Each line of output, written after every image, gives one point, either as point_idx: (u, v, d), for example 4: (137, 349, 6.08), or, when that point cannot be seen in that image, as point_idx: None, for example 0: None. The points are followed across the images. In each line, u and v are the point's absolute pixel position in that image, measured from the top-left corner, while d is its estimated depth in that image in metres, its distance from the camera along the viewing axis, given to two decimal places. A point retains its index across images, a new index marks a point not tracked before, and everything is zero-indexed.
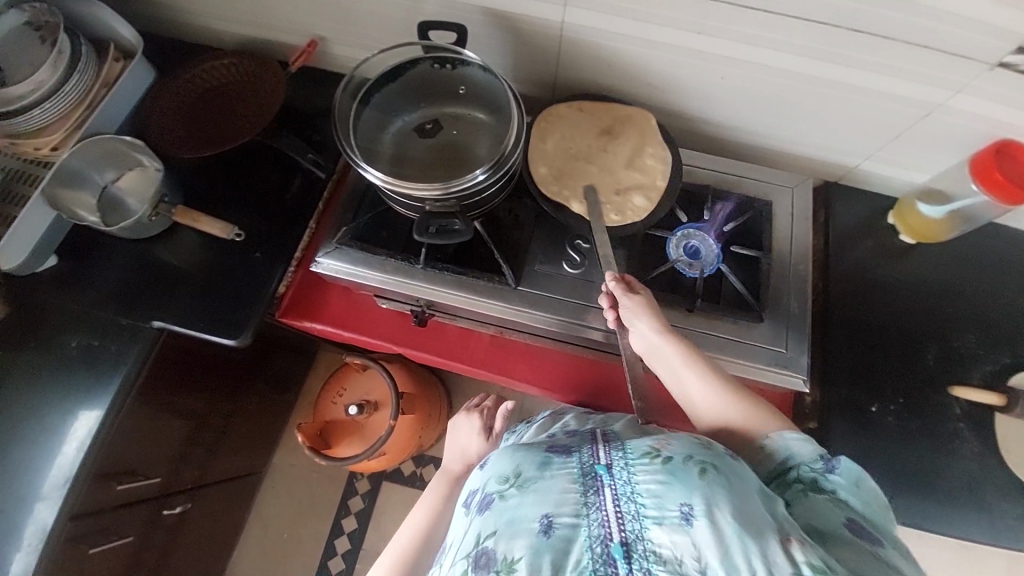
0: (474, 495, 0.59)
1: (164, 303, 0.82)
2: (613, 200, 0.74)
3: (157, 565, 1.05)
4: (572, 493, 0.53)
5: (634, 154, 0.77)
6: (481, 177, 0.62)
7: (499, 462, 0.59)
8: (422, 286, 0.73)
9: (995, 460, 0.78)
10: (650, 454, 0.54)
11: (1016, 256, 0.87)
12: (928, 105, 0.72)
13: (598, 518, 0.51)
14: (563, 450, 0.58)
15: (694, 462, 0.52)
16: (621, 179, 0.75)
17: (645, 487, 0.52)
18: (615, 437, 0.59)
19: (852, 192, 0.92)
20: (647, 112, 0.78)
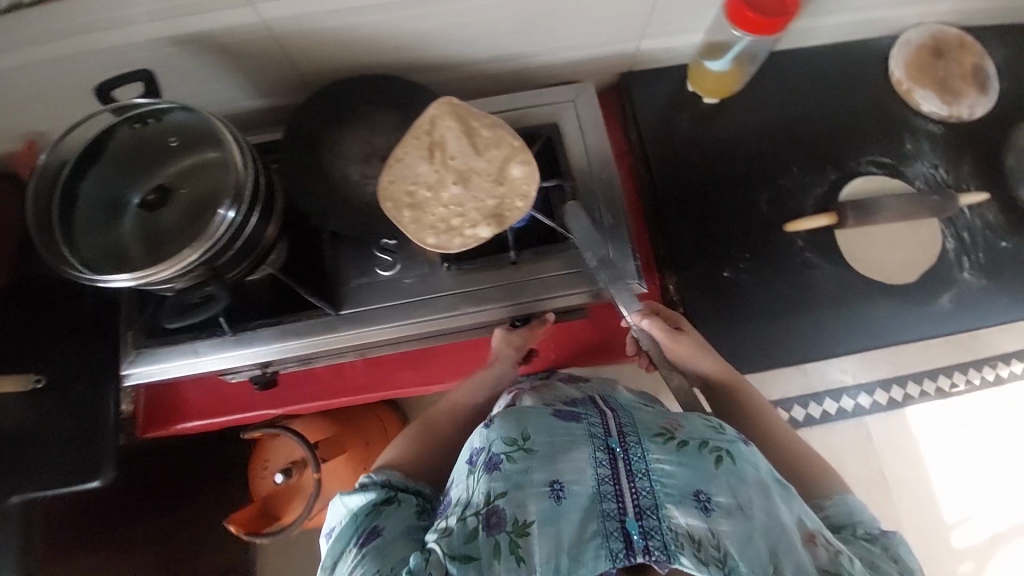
0: (478, 455, 0.56)
1: (1, 480, 0.73)
2: (474, 203, 0.66)
3: None
4: (585, 463, 0.53)
5: (469, 137, 0.67)
6: (230, 215, 0.57)
7: (501, 425, 0.56)
8: (247, 350, 0.69)
9: (848, 273, 0.82)
10: (662, 434, 0.55)
11: (808, 77, 0.89)
12: None
13: (613, 492, 0.51)
14: (570, 416, 0.57)
15: (708, 450, 0.54)
16: (471, 174, 0.66)
17: (661, 467, 0.52)
18: (624, 411, 0.59)
19: (649, 73, 0.89)
20: (446, 95, 0.67)
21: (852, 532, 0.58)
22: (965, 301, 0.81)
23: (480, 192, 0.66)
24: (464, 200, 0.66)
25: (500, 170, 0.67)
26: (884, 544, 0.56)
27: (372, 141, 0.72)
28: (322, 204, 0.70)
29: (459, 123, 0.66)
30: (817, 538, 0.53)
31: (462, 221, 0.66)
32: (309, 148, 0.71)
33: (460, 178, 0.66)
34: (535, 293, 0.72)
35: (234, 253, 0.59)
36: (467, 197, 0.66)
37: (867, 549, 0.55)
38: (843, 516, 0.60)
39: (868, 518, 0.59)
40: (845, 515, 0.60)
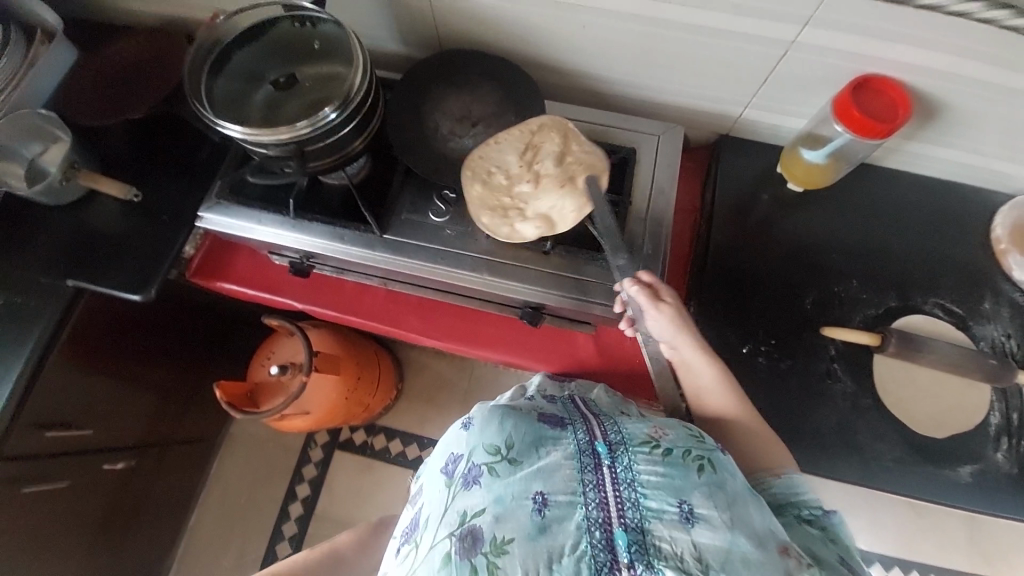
0: (458, 464, 0.63)
1: (75, 264, 0.86)
2: (536, 208, 0.73)
3: (106, 520, 1.11)
4: (570, 473, 0.59)
5: (562, 155, 0.73)
6: (332, 115, 0.66)
7: (486, 428, 0.64)
8: (295, 236, 0.78)
9: (872, 401, 0.77)
10: (646, 444, 0.61)
11: (901, 200, 0.87)
12: (783, 44, 0.72)
13: (597, 500, 0.57)
14: (554, 423, 0.64)
15: (691, 458, 0.59)
16: (547, 184, 0.72)
17: (646, 477, 0.58)
18: (608, 420, 0.65)
19: (743, 143, 0.92)
20: (563, 118, 0.75)
21: (791, 516, 0.62)
22: (991, 483, 0.74)
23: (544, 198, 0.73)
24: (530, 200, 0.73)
25: (576, 188, 0.71)
26: (823, 524, 0.61)
27: (470, 105, 0.80)
28: (408, 139, 0.78)
29: (560, 140, 0.73)
30: (794, 550, 0.56)
31: (518, 217, 0.73)
32: (418, 94, 0.80)
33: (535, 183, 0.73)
34: (555, 287, 0.74)
35: (323, 146, 0.68)
36: (534, 200, 0.72)
37: (806, 534, 0.59)
38: (789, 494, 0.63)
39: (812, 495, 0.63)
40: (791, 492, 0.63)
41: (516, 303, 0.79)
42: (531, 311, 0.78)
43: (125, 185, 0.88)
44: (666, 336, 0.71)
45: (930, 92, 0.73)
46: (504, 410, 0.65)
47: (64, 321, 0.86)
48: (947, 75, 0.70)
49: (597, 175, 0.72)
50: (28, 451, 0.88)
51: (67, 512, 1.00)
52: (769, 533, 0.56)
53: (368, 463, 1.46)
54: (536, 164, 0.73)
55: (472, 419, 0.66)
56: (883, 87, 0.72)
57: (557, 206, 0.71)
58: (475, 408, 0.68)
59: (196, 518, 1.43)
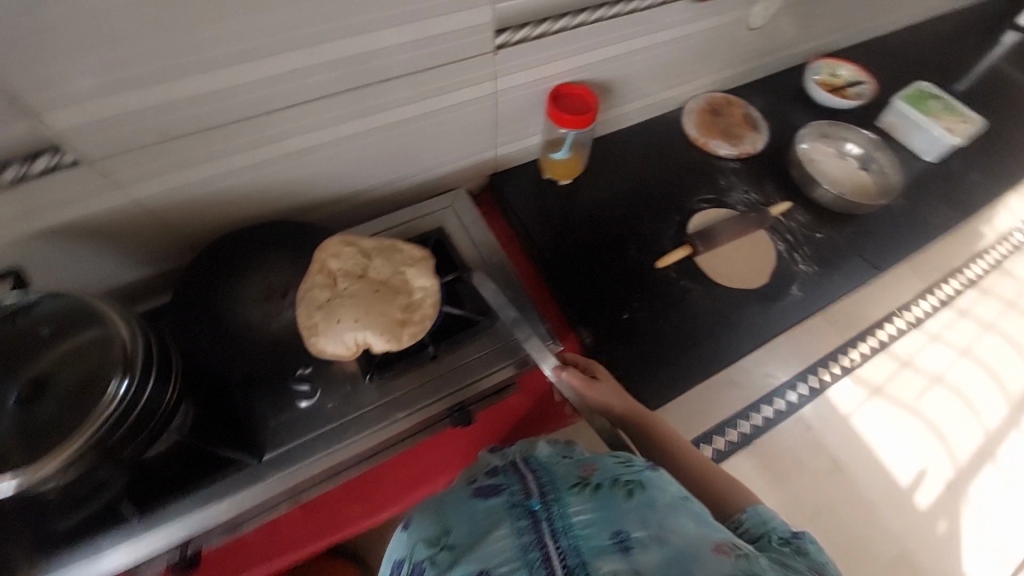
0: (399, 569, 0.49)
1: None
2: (401, 296, 0.70)
3: None
4: (507, 539, 0.47)
5: (331, 280, 0.70)
6: (122, 386, 0.54)
7: (421, 524, 0.51)
8: (158, 534, 0.61)
9: (719, 287, 0.96)
10: (579, 484, 0.53)
11: (630, 148, 1.12)
12: (490, 95, 0.86)
13: (541, 558, 0.46)
14: (489, 489, 0.53)
15: (619, 486, 0.53)
16: (359, 299, 0.68)
17: (580, 519, 0.49)
18: (543, 469, 0.56)
19: (510, 172, 1.05)
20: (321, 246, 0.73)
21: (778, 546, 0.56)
22: (809, 286, 0.98)
23: (389, 282, 0.71)
24: (390, 294, 0.70)
25: (312, 332, 0.66)
26: (799, 545, 0.56)
27: (268, 280, 0.75)
28: (224, 349, 0.69)
29: (336, 256, 0.72)
30: (739, 551, 0.50)
31: (399, 324, 0.68)
32: (205, 303, 0.72)
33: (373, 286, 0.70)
34: (462, 377, 0.74)
35: (132, 422, 0.55)
36: (389, 291, 0.70)
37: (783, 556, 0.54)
38: (760, 526, 0.60)
39: (779, 521, 0.60)
40: (761, 523, 0.60)
41: (439, 415, 0.77)
42: (458, 413, 0.78)
43: None
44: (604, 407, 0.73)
45: (597, 76, 0.96)
46: (439, 503, 0.54)
47: None
48: (599, 62, 0.93)
49: (392, 251, 0.74)
50: None
51: None
52: (711, 539, 0.49)
53: None
54: (385, 277, 0.72)
55: (410, 523, 0.52)
56: (570, 91, 0.91)
57: (338, 334, 0.66)
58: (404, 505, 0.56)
59: None
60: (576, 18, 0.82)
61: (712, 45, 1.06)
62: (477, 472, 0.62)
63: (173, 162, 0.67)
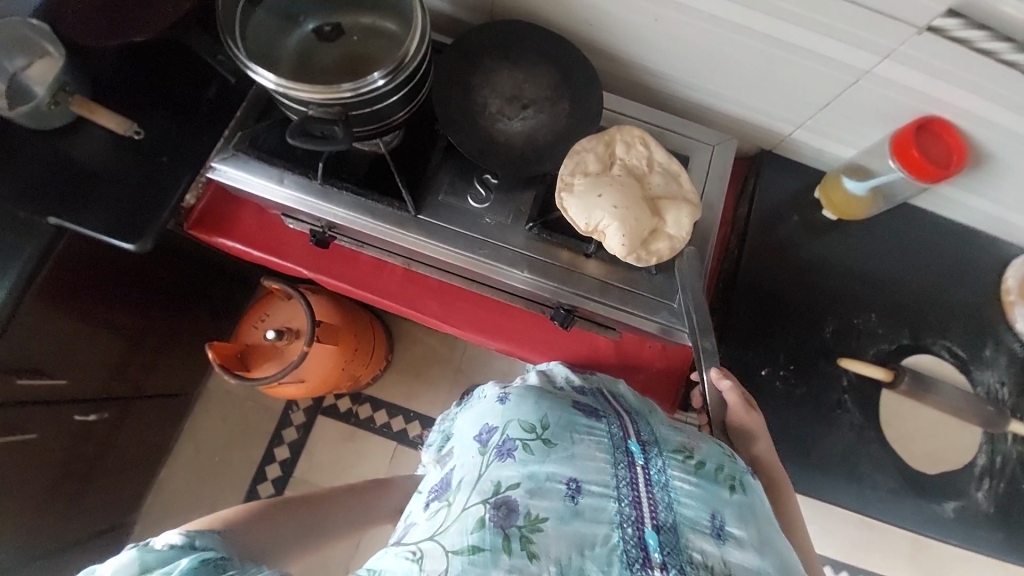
0: (491, 434, 0.58)
1: (56, 200, 0.78)
2: (654, 217, 0.68)
3: (88, 469, 1.09)
4: (603, 464, 0.55)
5: (608, 160, 0.70)
6: (380, 82, 0.59)
7: (521, 404, 0.59)
8: (321, 203, 0.71)
9: (875, 433, 0.81)
10: (680, 453, 0.58)
11: (927, 239, 0.89)
12: (857, 71, 0.70)
13: (631, 497, 0.53)
14: (589, 412, 0.61)
15: (723, 476, 0.57)
16: (620, 188, 0.67)
17: (679, 484, 0.55)
18: (641, 424, 0.63)
19: (785, 162, 0.90)
20: (622, 127, 0.72)
21: None
22: (967, 517, 0.79)
23: (651, 200, 0.69)
24: (647, 210, 0.68)
25: (564, 187, 0.69)
26: None
27: (523, 86, 0.75)
28: (451, 112, 0.72)
29: (623, 147, 0.71)
30: None
31: (641, 239, 0.67)
32: (467, 65, 0.74)
33: (639, 191, 0.68)
34: (594, 292, 0.73)
35: (367, 113, 0.62)
36: (648, 206, 0.68)
37: None
38: None
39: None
40: None
41: (547, 302, 0.77)
42: (563, 314, 0.76)
43: (125, 120, 0.79)
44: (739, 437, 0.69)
45: (984, 142, 0.74)
46: (539, 392, 0.61)
47: (42, 266, 0.77)
48: (1007, 129, 0.70)
49: (673, 179, 0.71)
50: None
51: (53, 460, 0.98)
52: (789, 563, 0.55)
53: (352, 433, 1.44)
54: (652, 190, 0.70)
55: (510, 395, 0.61)
56: (942, 132, 0.72)
57: (585, 212, 0.67)
58: (510, 383, 0.63)
59: (166, 468, 1.39)
60: None
61: None
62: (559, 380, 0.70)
63: None
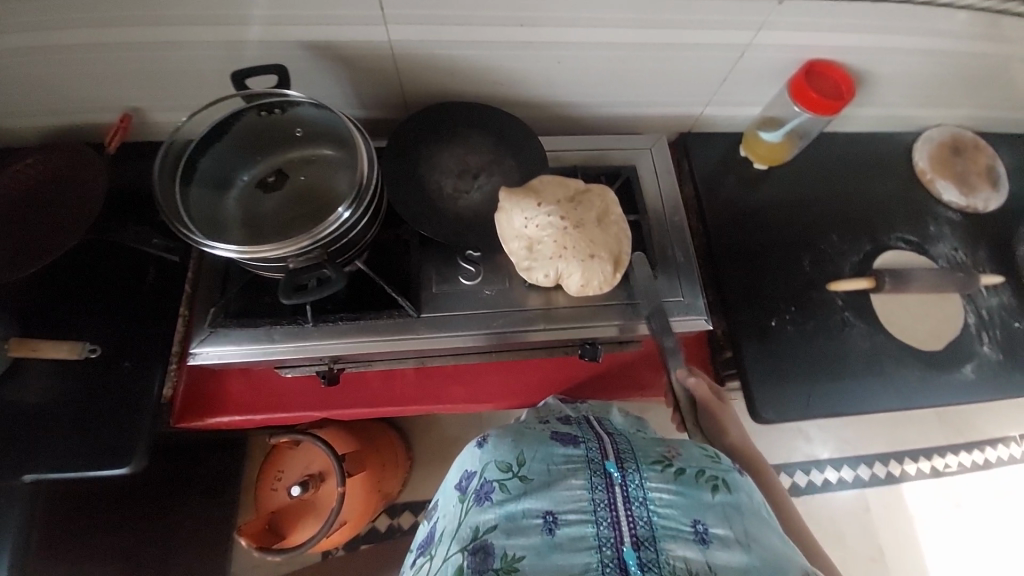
0: (471, 480, 0.57)
1: (19, 456, 0.68)
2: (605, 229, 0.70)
3: None
4: (579, 490, 0.53)
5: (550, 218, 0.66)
6: (346, 214, 0.59)
7: (499, 449, 0.58)
8: (322, 344, 0.69)
9: (884, 334, 0.88)
10: (660, 463, 0.56)
11: (843, 154, 1.00)
12: (740, 47, 0.79)
13: (609, 519, 0.51)
14: (568, 440, 0.58)
15: (705, 479, 0.54)
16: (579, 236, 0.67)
17: (657, 496, 0.52)
18: (621, 437, 0.60)
19: (705, 135, 0.99)
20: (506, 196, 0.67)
21: None
22: (985, 372, 0.87)
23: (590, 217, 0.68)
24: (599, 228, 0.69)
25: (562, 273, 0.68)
26: None
27: (466, 158, 0.77)
28: (414, 206, 0.73)
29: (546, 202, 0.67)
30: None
31: (621, 256, 0.70)
32: (407, 159, 0.75)
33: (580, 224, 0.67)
34: (610, 317, 0.75)
35: (343, 245, 0.61)
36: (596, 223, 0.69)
37: None
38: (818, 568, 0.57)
39: None
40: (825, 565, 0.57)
41: (570, 343, 0.78)
42: (588, 347, 0.78)
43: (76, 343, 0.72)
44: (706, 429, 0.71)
45: (858, 65, 0.85)
46: (516, 434, 0.61)
47: (31, 529, 0.67)
48: (873, 49, 0.82)
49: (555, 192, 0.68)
50: None
51: None
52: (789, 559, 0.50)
53: None
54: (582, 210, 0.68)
55: (488, 442, 0.60)
56: (824, 70, 0.82)
57: (547, 254, 0.67)
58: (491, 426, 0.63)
59: None
60: None
61: (987, 78, 0.92)
62: (548, 416, 0.71)
63: (437, 14, 0.68)
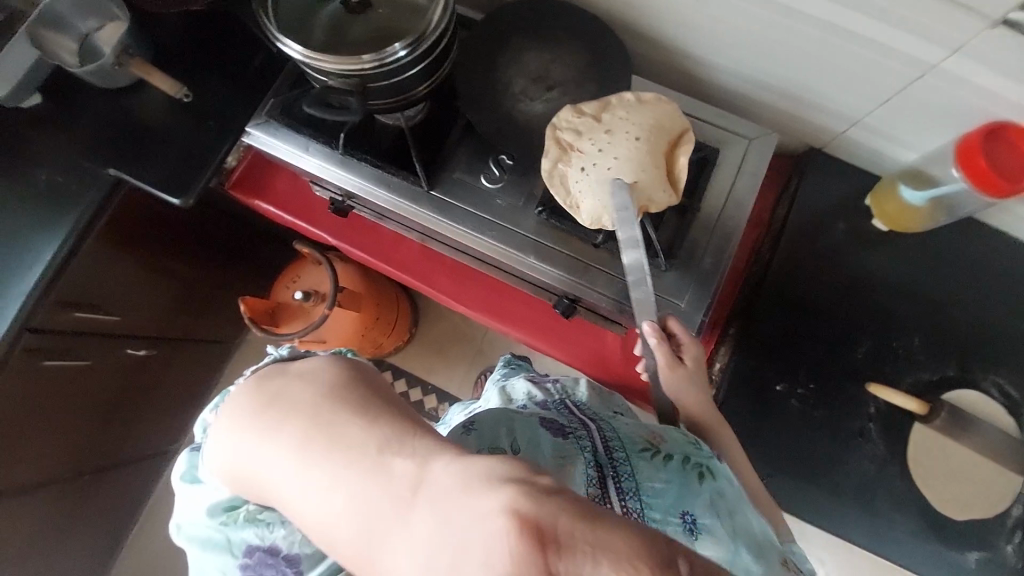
0: None
1: (115, 151, 0.84)
2: (629, 148, 0.63)
3: (139, 405, 1.16)
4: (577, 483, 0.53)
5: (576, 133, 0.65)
6: (402, 53, 0.61)
7: (488, 428, 0.57)
8: (340, 172, 0.74)
9: (897, 467, 0.75)
10: (649, 449, 0.61)
11: (998, 261, 0.78)
12: (921, 66, 0.62)
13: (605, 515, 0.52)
14: (555, 430, 0.58)
15: (691, 466, 0.61)
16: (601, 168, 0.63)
17: (652, 488, 0.57)
18: (608, 427, 0.62)
19: (834, 164, 0.83)
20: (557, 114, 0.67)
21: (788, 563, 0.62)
22: (991, 570, 0.73)
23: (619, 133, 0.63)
24: (621, 145, 0.63)
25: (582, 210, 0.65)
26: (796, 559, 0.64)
27: (550, 65, 0.73)
28: (474, 91, 0.72)
29: (585, 111, 0.66)
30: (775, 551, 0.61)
31: (653, 187, 0.63)
32: (495, 41, 0.73)
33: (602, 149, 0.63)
34: (600, 284, 0.71)
35: (385, 84, 0.63)
36: (622, 140, 0.63)
37: None
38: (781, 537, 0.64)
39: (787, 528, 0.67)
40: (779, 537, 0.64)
41: (552, 291, 0.76)
42: (567, 303, 0.75)
43: (177, 82, 0.84)
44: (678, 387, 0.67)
45: None
46: (503, 419, 0.59)
47: (102, 209, 0.85)
48: None
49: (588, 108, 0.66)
50: (58, 326, 0.87)
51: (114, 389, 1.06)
52: (759, 537, 0.60)
53: None
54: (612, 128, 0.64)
55: (476, 426, 0.58)
56: (1017, 139, 0.62)
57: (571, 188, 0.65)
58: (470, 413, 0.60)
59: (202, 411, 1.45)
60: None
61: None
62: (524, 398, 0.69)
63: None
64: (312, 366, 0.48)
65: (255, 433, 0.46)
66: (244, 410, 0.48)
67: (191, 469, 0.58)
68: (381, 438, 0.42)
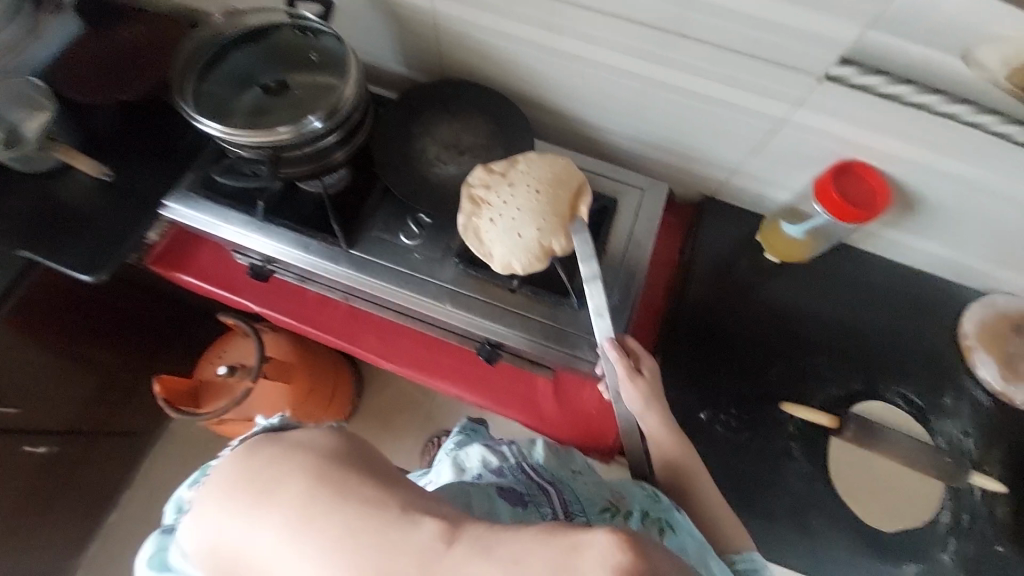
0: None
1: (28, 233, 0.82)
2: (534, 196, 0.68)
3: (40, 514, 1.02)
4: None
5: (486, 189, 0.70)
6: (317, 125, 0.66)
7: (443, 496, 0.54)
8: (259, 238, 0.76)
9: (825, 484, 0.77)
10: (607, 509, 0.61)
11: (877, 281, 0.87)
12: (770, 118, 0.74)
13: None
14: (513, 497, 0.57)
15: (650, 521, 0.60)
16: (510, 213, 0.68)
17: None
18: (567, 489, 0.63)
19: (725, 207, 0.92)
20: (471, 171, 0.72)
21: None
22: None
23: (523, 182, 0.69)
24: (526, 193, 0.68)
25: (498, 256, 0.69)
26: None
27: (461, 134, 0.80)
28: (391, 157, 0.78)
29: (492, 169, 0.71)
30: None
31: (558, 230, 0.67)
32: (410, 115, 0.81)
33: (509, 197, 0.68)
34: (519, 326, 0.73)
35: (301, 154, 0.68)
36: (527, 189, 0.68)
37: None
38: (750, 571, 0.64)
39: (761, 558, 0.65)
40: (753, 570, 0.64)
41: (475, 338, 0.78)
42: (490, 349, 0.77)
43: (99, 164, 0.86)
44: (637, 407, 0.68)
45: (908, 185, 0.74)
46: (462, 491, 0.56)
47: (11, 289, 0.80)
48: (927, 172, 0.71)
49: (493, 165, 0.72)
50: None
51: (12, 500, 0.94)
52: None
53: None
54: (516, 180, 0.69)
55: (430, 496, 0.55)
56: (864, 175, 0.73)
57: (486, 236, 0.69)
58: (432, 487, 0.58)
59: (117, 516, 1.27)
60: (950, 103, 0.61)
61: None
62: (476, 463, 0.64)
63: None
64: (314, 436, 0.43)
65: (241, 510, 0.39)
66: (225, 481, 0.41)
67: (158, 554, 0.53)
68: (396, 495, 0.38)
